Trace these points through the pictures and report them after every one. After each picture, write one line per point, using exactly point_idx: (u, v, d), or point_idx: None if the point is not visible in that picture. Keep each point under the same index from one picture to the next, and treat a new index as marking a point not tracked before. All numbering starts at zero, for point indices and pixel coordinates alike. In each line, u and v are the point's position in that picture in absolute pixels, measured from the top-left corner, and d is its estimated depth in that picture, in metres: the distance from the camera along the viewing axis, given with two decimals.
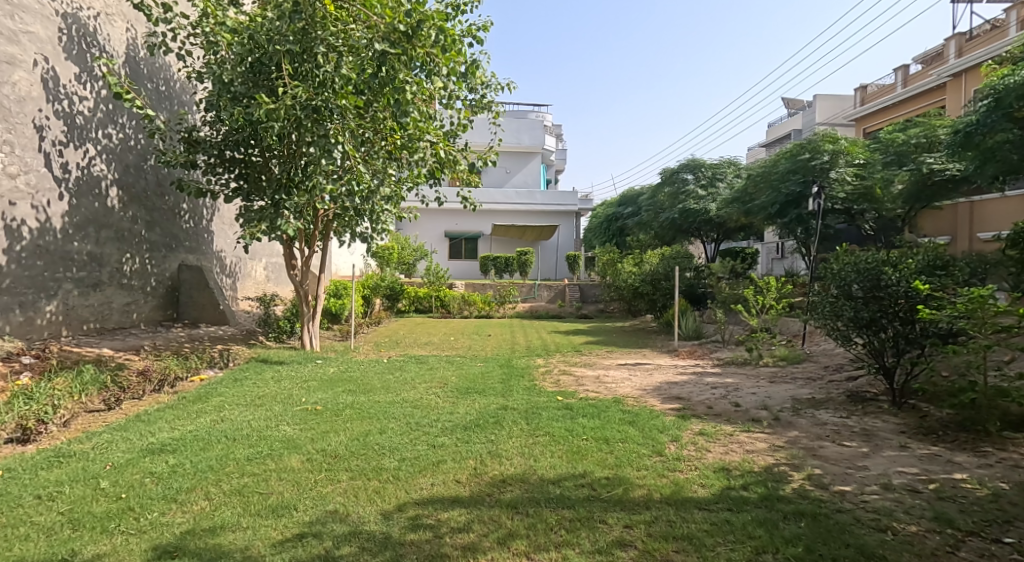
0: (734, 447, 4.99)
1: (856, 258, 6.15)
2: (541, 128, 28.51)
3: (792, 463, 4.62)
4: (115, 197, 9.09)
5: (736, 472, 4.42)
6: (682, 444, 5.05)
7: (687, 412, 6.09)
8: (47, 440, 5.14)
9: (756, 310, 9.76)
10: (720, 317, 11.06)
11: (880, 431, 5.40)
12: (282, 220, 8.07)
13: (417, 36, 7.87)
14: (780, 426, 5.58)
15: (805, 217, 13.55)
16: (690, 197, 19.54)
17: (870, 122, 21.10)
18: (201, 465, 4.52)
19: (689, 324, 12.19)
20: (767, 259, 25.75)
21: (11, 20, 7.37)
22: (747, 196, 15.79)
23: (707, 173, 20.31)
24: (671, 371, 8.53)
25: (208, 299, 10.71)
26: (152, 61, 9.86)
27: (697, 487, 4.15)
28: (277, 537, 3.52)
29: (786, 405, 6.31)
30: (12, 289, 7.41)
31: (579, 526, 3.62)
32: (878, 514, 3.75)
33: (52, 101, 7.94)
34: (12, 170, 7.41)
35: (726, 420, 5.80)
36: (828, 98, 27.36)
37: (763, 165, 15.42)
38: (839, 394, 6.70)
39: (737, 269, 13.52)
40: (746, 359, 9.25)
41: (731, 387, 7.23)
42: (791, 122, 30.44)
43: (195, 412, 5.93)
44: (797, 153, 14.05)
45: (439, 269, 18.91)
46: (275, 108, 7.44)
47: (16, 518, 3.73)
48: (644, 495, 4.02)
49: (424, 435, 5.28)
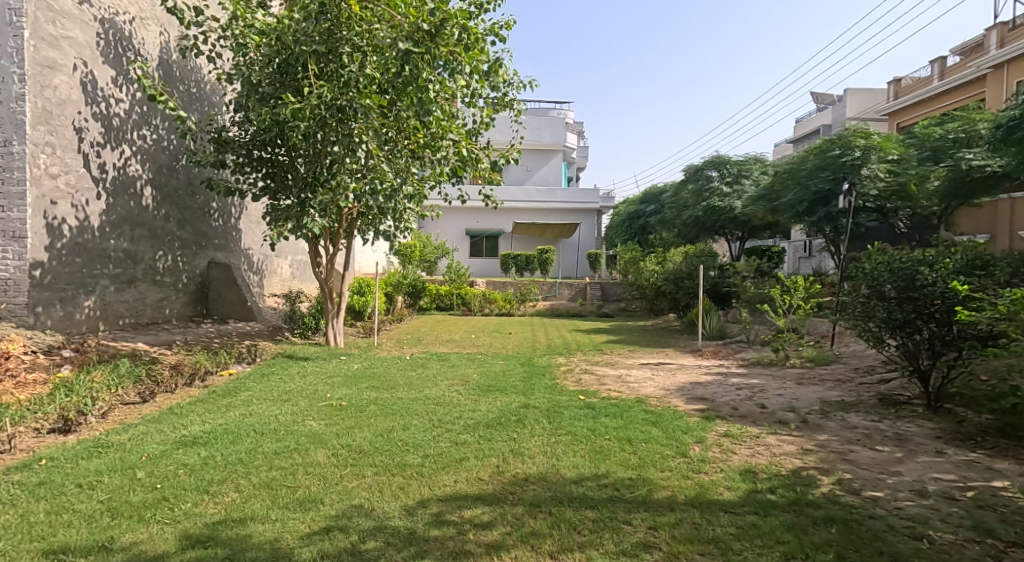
0: (761, 450, 4.98)
1: (889, 257, 6.09)
2: (563, 126, 28.35)
3: (822, 467, 4.60)
4: (149, 196, 9.33)
5: (762, 475, 4.42)
6: (706, 445, 5.05)
7: (712, 412, 6.10)
8: (86, 431, 5.26)
9: (784, 310, 9.62)
10: (745, 317, 10.96)
11: (915, 436, 5.34)
12: (307, 219, 8.29)
13: (440, 35, 8.04)
14: (809, 429, 5.55)
15: (835, 215, 13.24)
16: (715, 194, 19.38)
17: (904, 116, 20.71)
18: (231, 458, 4.65)
19: (713, 323, 12.13)
20: (794, 258, 25.54)
21: (53, 26, 7.58)
22: (773, 194, 15.62)
23: (732, 170, 20.07)
24: (695, 371, 8.50)
25: (236, 296, 10.91)
26: (184, 64, 10.09)
27: (722, 490, 4.16)
28: (305, 530, 3.62)
29: (814, 408, 6.27)
30: (53, 285, 7.64)
31: (602, 526, 3.66)
32: (913, 521, 3.73)
33: (91, 104, 8.17)
34: (53, 170, 7.65)
35: (752, 422, 5.78)
36: (858, 91, 26.89)
37: (791, 162, 15.18)
38: (870, 397, 6.63)
39: (763, 268, 13.37)
40: (773, 360, 9.20)
41: (757, 389, 7.18)
42: (821, 118, 29.95)
43: (224, 406, 6.09)
44: (827, 149, 13.76)
45: (460, 268, 19.20)
46: (300, 108, 7.68)
47: (59, 505, 3.87)
48: (668, 496, 4.04)
49: (447, 431, 5.38)
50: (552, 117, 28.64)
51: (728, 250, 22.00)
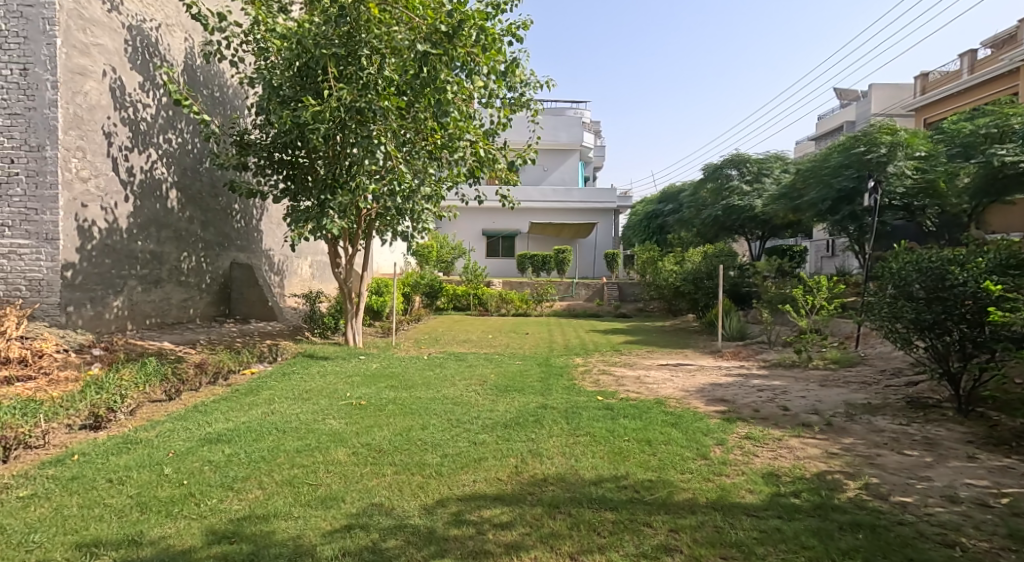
0: (784, 452, 4.96)
1: (917, 257, 6.06)
2: (580, 125, 28.31)
3: (848, 471, 4.58)
4: (174, 198, 9.51)
5: (786, 478, 4.41)
6: (728, 448, 5.05)
7: (733, 414, 6.09)
8: (116, 427, 5.39)
9: (806, 310, 9.52)
10: (767, 317, 10.88)
11: (945, 440, 5.29)
12: (326, 220, 8.36)
13: (458, 36, 8.06)
14: (833, 432, 5.52)
15: (860, 213, 13.03)
16: (734, 193, 19.24)
17: (932, 112, 20.35)
18: (254, 456, 4.74)
19: (733, 324, 12.06)
20: (817, 258, 25.36)
21: (84, 34, 7.76)
22: (795, 193, 15.44)
23: (752, 169, 19.87)
24: (715, 372, 8.47)
25: (258, 296, 11.08)
26: (208, 69, 10.28)
27: (744, 493, 4.16)
28: (326, 527, 3.68)
29: (839, 410, 6.23)
30: (84, 285, 7.82)
31: (622, 529, 3.68)
32: (944, 528, 3.70)
33: (120, 109, 8.36)
34: (84, 174, 7.82)
35: (774, 424, 5.76)
36: (884, 87, 26.51)
37: (813, 160, 15.01)
38: (897, 400, 6.57)
39: (785, 268, 13.24)
40: (795, 361, 9.13)
41: (779, 391, 7.15)
42: (845, 115, 29.57)
43: (247, 405, 6.21)
44: (851, 147, 13.60)
45: (477, 268, 19.27)
46: (320, 110, 7.82)
47: (91, 500, 3.98)
48: (689, 499, 4.05)
49: (466, 431, 5.42)
50: (568, 116, 28.63)
51: (749, 250, 21.85)
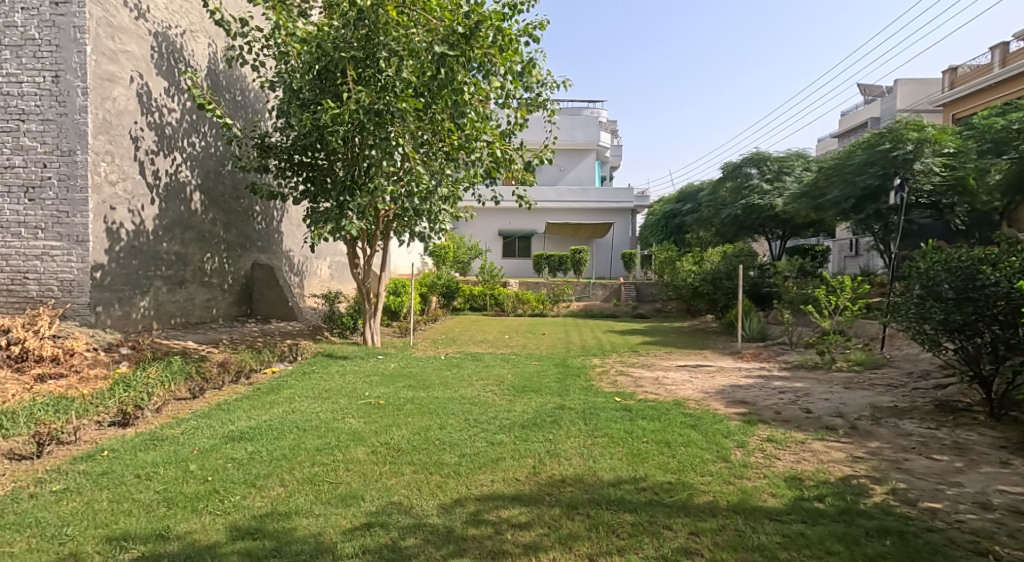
0: (807, 456, 4.94)
1: (946, 257, 5.98)
2: (597, 124, 28.26)
3: (874, 475, 4.55)
4: (198, 201, 9.68)
5: (810, 482, 4.40)
6: (749, 450, 5.04)
7: (753, 416, 6.07)
8: (143, 424, 5.50)
9: (829, 311, 9.43)
10: (788, 318, 10.79)
11: (975, 445, 5.23)
12: (345, 220, 8.44)
13: (475, 37, 8.21)
14: (859, 436, 5.48)
15: (884, 212, 13.04)
16: (754, 192, 19.08)
17: (961, 106, 20.01)
18: (276, 454, 4.83)
19: (754, 324, 12.00)
20: (840, 257, 25.17)
21: (113, 41, 7.94)
22: (816, 191, 15.26)
23: (773, 167, 19.72)
24: (734, 374, 8.43)
25: (278, 296, 11.23)
26: (231, 73, 10.45)
27: (767, 497, 4.16)
28: (346, 525, 3.75)
29: (865, 413, 6.18)
30: (112, 286, 7.99)
31: (641, 531, 3.71)
32: (976, 535, 3.66)
33: (146, 114, 8.54)
34: (113, 178, 7.99)
35: (797, 427, 5.73)
36: (909, 82, 26.12)
37: (836, 158, 14.83)
38: (926, 403, 6.50)
39: (807, 268, 13.12)
40: (818, 363, 9.06)
41: (801, 393, 7.11)
42: (868, 111, 29.17)
43: (268, 403, 6.32)
44: (876, 144, 13.49)
45: (494, 268, 19.36)
46: (339, 113, 7.92)
47: (120, 494, 4.09)
48: (709, 502, 4.06)
49: (483, 431, 5.47)
50: (585, 116, 28.61)
51: (770, 250, 21.69)
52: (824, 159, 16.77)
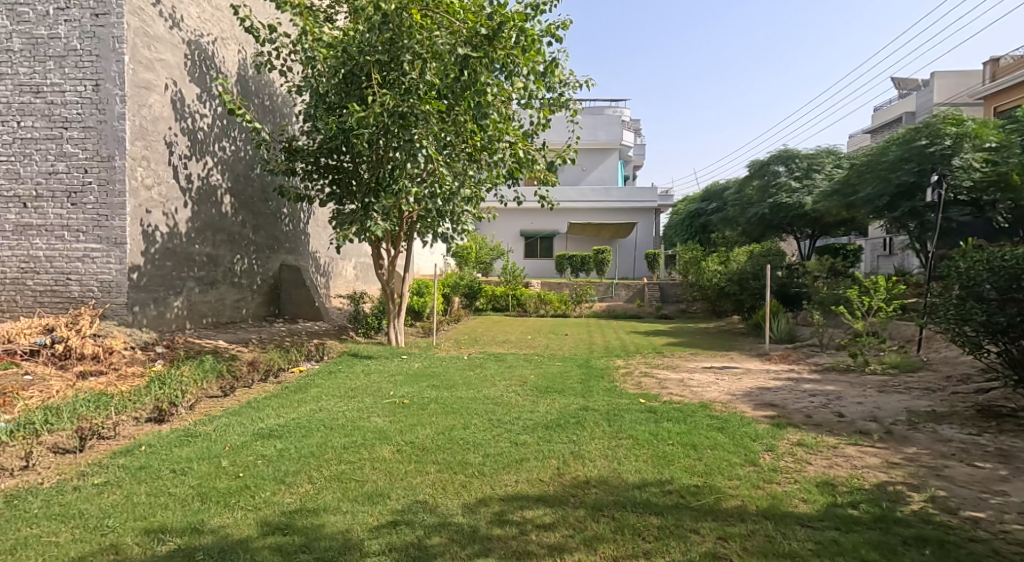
0: (840, 461, 4.91)
1: (987, 256, 5.89)
2: (619, 123, 28.17)
3: (911, 482, 4.49)
4: (228, 203, 9.91)
5: (843, 488, 4.36)
6: (779, 454, 5.03)
7: (783, 420, 6.04)
8: (177, 421, 5.67)
9: (863, 312, 9.29)
10: (819, 320, 10.66)
11: (1019, 452, 5.13)
12: (370, 222, 8.58)
13: (498, 38, 8.24)
14: (895, 441, 5.43)
15: (920, 210, 12.94)
16: (782, 190, 18.82)
17: (1003, 99, 19.52)
18: (304, 451, 4.95)
19: (782, 326, 11.89)
20: (872, 256, 24.89)
21: (149, 50, 8.17)
22: (848, 189, 14.98)
23: (802, 164, 19.48)
24: (762, 376, 8.38)
25: (305, 297, 11.43)
26: (259, 79, 10.67)
27: (797, 502, 4.14)
28: (373, 523, 3.84)
29: (901, 418, 6.11)
30: (148, 286, 8.23)
31: (668, 534, 3.72)
32: (1020, 546, 3.60)
33: (180, 120, 8.77)
34: (148, 182, 8.22)
35: (830, 431, 5.69)
36: (946, 76, 25.57)
37: (868, 155, 14.58)
38: (966, 408, 6.39)
39: (838, 268, 12.95)
40: (851, 365, 8.95)
41: (833, 396, 7.04)
42: (903, 105, 28.65)
43: (296, 401, 6.47)
44: (911, 139, 13.25)
45: (516, 268, 19.27)
46: (364, 116, 8.07)
47: (156, 488, 4.24)
48: (738, 507, 4.06)
49: (506, 432, 5.53)
50: (607, 115, 28.54)
51: (800, 249, 21.44)
52: (856, 156, 16.49)
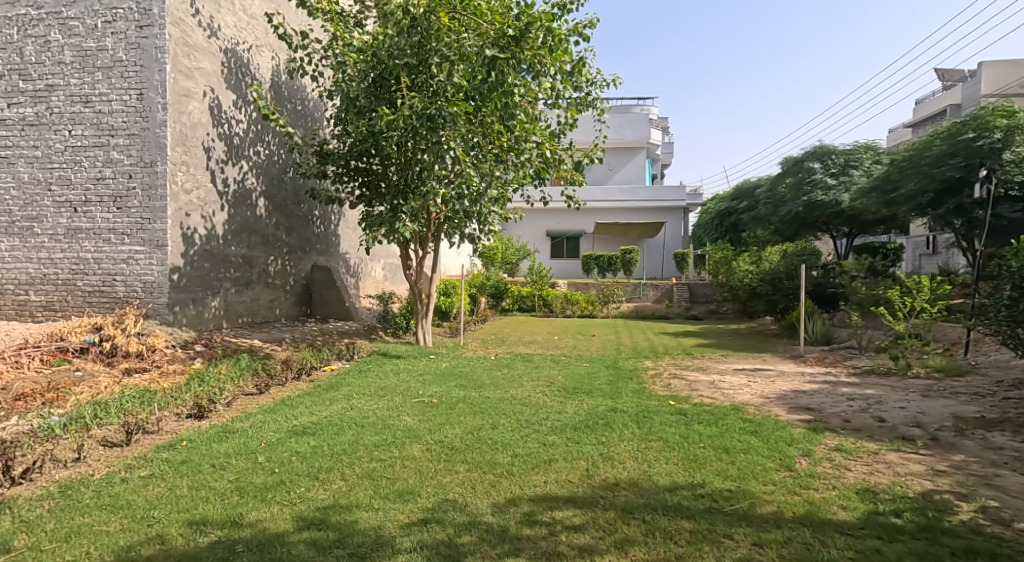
0: (882, 468, 4.84)
1: None
2: (646, 122, 28.00)
3: (959, 491, 4.40)
4: (263, 206, 10.15)
5: (885, 496, 4.30)
6: (816, 460, 4.99)
7: (820, 424, 5.98)
8: (216, 417, 5.86)
9: (905, 313, 9.09)
10: (858, 321, 10.47)
11: None
12: (398, 223, 8.73)
13: (526, 39, 8.29)
14: (941, 448, 5.33)
15: (967, 206, 12.66)
16: (818, 187, 18.45)
17: None
18: (336, 448, 5.08)
19: (818, 328, 11.74)
20: (915, 255, 24.41)
21: (189, 59, 8.43)
22: (888, 184, 14.65)
23: (838, 161, 19.12)
24: (796, 379, 8.29)
25: (336, 297, 11.64)
26: (292, 84, 10.92)
27: (836, 509, 4.10)
28: (404, 520, 3.93)
29: (947, 424, 5.98)
30: (187, 286, 8.49)
31: (701, 539, 3.73)
32: None
33: (217, 125, 9.03)
34: (188, 186, 8.48)
35: (870, 436, 5.62)
36: (995, 65, 24.86)
37: (910, 150, 14.23)
38: (1016, 415, 6.23)
39: (878, 269, 12.69)
40: (892, 368, 8.78)
41: (874, 401, 6.94)
42: (948, 97, 28.26)
43: (328, 399, 6.62)
44: (958, 132, 12.90)
45: (542, 269, 19.30)
46: (393, 119, 8.24)
47: (198, 482, 4.40)
48: (773, 512, 4.04)
49: (534, 433, 5.59)
50: (634, 114, 28.41)
51: (838, 249, 21.07)
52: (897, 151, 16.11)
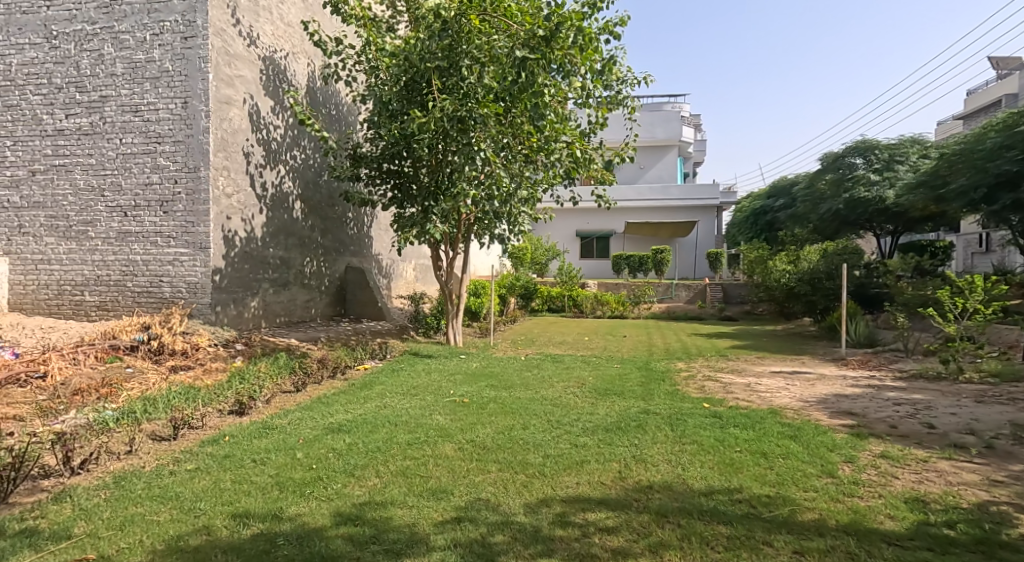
0: (933, 477, 4.72)
1: None
2: (678, 120, 27.74)
3: (1017, 502, 4.27)
4: (299, 208, 10.39)
5: (936, 506, 4.19)
6: (860, 466, 4.91)
7: (864, 430, 5.88)
8: (257, 413, 6.03)
9: (957, 314, 8.83)
10: (906, 323, 10.21)
11: None
12: (429, 225, 8.86)
13: (556, 38, 8.19)
14: (996, 457, 5.18)
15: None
16: (860, 183, 17.99)
17: None
18: (371, 446, 5.20)
19: (862, 330, 11.48)
20: (966, 253, 23.64)
21: (230, 68, 8.69)
22: (937, 179, 14.25)
23: (882, 156, 18.61)
24: (837, 382, 8.15)
25: (369, 297, 11.84)
26: (327, 89, 11.16)
27: (883, 519, 4.02)
28: (438, 518, 4.01)
29: (1002, 431, 5.81)
30: (228, 287, 8.74)
31: (739, 545, 3.71)
32: None
33: (256, 131, 9.29)
34: (229, 191, 8.74)
35: (919, 444, 5.49)
36: None
37: (963, 144, 13.78)
38: None
39: (925, 268, 12.33)
40: (942, 372, 8.54)
41: (922, 406, 6.78)
42: (1003, 86, 27.35)
43: (363, 398, 6.76)
44: (1016, 124, 12.44)
45: (572, 269, 19.29)
46: (425, 121, 8.37)
47: (240, 476, 4.55)
48: (816, 520, 3.99)
49: (567, 434, 5.62)
50: (665, 111, 28.16)
51: (882, 248, 20.53)
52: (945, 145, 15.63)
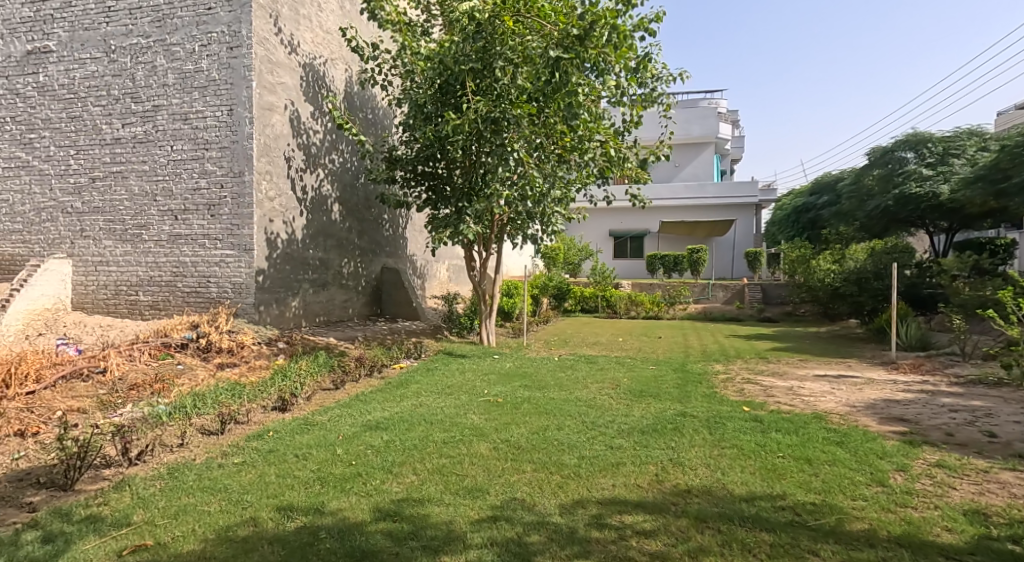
0: (994, 488, 4.58)
1: None
2: (715, 117, 27.36)
3: None
4: (337, 211, 10.62)
5: (998, 519, 4.07)
6: (913, 476, 4.80)
7: (916, 437, 5.74)
8: (298, 409, 6.20)
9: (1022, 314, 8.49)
10: (962, 324, 9.87)
11: None
12: (462, 225, 8.97)
13: (590, 37, 8.24)
14: None
15: None
16: (912, 179, 17.44)
17: None
18: (408, 444, 5.31)
19: (913, 332, 11.14)
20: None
21: (272, 75, 8.94)
22: (997, 173, 13.71)
23: (936, 150, 17.90)
24: (886, 387, 7.96)
25: (404, 297, 12.02)
26: (363, 93, 11.38)
27: (939, 531, 3.93)
28: (474, 516, 4.08)
29: None
30: (270, 287, 8.98)
31: (784, 553, 3.69)
32: None
33: (297, 136, 9.53)
34: (272, 194, 8.98)
35: (979, 453, 5.34)
36: None
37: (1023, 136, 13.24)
38: None
39: (982, 268, 11.90)
40: (1003, 377, 8.25)
41: (981, 414, 6.57)
42: None
43: (399, 396, 6.90)
44: None
45: (606, 269, 19.22)
46: (459, 123, 8.48)
47: (283, 470, 4.70)
48: (866, 530, 3.93)
49: (602, 435, 5.64)
50: (701, 108, 27.80)
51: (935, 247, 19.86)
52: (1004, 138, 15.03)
